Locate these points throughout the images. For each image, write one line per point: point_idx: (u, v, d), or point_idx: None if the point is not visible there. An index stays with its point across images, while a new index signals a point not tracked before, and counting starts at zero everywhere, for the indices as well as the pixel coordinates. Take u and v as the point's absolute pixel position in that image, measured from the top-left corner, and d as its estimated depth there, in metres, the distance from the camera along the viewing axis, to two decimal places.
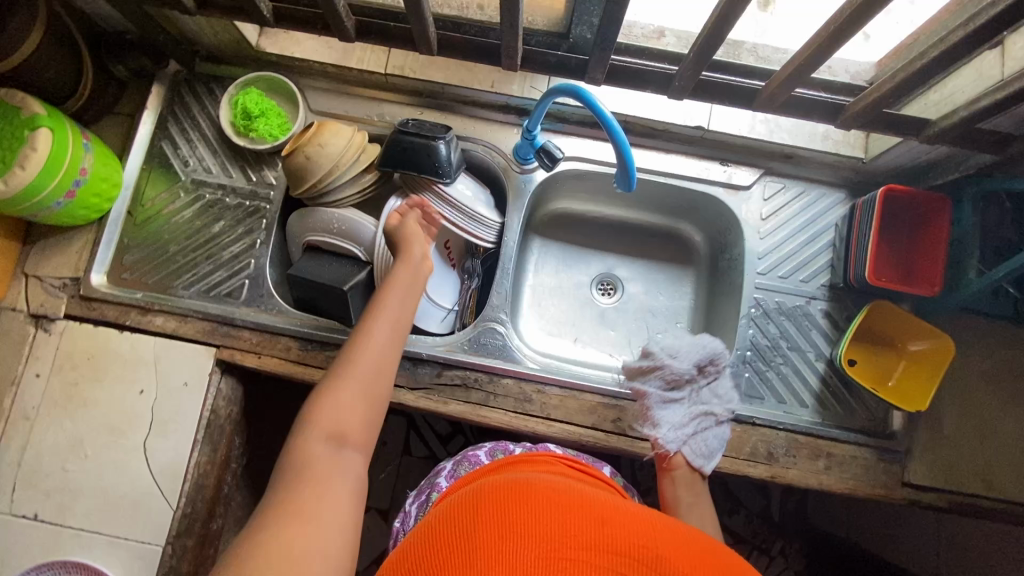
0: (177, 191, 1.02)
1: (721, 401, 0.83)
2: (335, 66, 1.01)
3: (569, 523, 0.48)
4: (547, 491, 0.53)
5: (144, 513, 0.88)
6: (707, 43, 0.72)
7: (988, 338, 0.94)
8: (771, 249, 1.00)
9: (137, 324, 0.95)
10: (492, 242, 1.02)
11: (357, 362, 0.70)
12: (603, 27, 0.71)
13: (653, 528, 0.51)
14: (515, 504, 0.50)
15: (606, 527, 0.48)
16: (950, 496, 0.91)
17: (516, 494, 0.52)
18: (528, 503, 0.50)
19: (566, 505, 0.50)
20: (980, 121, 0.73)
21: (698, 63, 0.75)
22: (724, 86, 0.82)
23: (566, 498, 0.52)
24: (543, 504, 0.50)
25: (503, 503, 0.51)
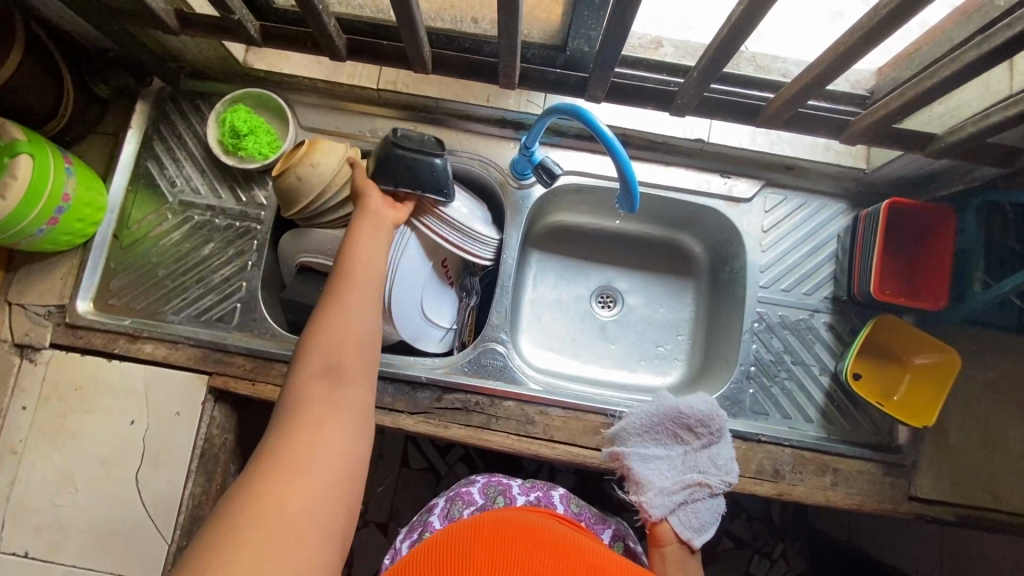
0: (164, 213, 0.99)
1: (718, 471, 0.82)
2: (325, 83, 0.99)
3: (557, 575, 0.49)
4: (539, 539, 0.54)
5: (139, 546, 0.87)
6: (708, 63, 0.70)
7: (991, 349, 0.93)
8: (773, 261, 0.99)
9: (126, 352, 0.92)
10: (490, 259, 0.99)
11: (329, 316, 0.67)
12: (607, 47, 0.68)
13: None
14: (506, 547, 0.52)
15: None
16: (956, 509, 0.91)
17: (508, 537, 0.53)
18: (519, 548, 0.52)
19: (556, 557, 0.52)
20: (988, 135, 0.72)
21: (701, 81, 0.73)
22: (727, 101, 0.80)
23: (558, 548, 0.53)
24: (533, 552, 0.51)
25: (494, 544, 0.52)
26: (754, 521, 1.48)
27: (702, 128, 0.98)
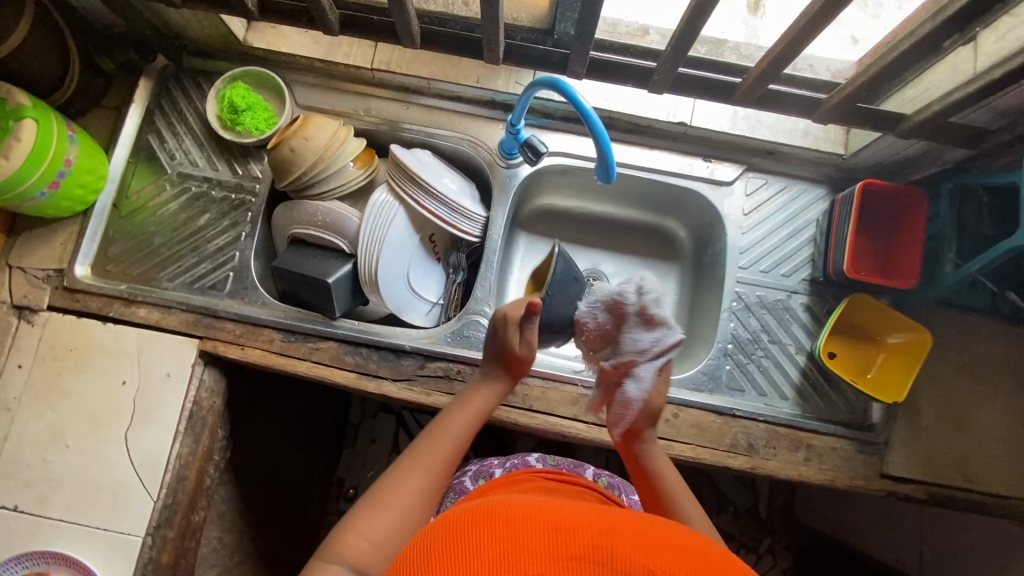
0: (163, 183, 1.02)
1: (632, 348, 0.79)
2: (322, 62, 1.02)
3: (526, 545, 0.45)
4: (501, 512, 0.49)
5: (125, 502, 0.90)
6: (679, 42, 0.73)
7: (967, 331, 0.95)
8: (752, 244, 1.01)
9: (120, 315, 0.95)
10: (476, 235, 1.02)
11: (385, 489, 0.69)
12: (582, 20, 0.71)
13: (613, 523, 0.48)
14: (468, 536, 0.46)
15: (563, 539, 0.45)
16: (928, 487, 0.92)
17: (471, 523, 0.48)
18: (482, 532, 0.46)
19: (518, 523, 0.47)
20: (951, 115, 0.74)
21: (675, 57, 0.76)
22: (702, 80, 0.82)
23: (521, 515, 0.48)
24: (497, 530, 0.46)
25: (456, 539, 0.46)
26: (741, 513, 1.50)
27: (685, 111, 1.00)
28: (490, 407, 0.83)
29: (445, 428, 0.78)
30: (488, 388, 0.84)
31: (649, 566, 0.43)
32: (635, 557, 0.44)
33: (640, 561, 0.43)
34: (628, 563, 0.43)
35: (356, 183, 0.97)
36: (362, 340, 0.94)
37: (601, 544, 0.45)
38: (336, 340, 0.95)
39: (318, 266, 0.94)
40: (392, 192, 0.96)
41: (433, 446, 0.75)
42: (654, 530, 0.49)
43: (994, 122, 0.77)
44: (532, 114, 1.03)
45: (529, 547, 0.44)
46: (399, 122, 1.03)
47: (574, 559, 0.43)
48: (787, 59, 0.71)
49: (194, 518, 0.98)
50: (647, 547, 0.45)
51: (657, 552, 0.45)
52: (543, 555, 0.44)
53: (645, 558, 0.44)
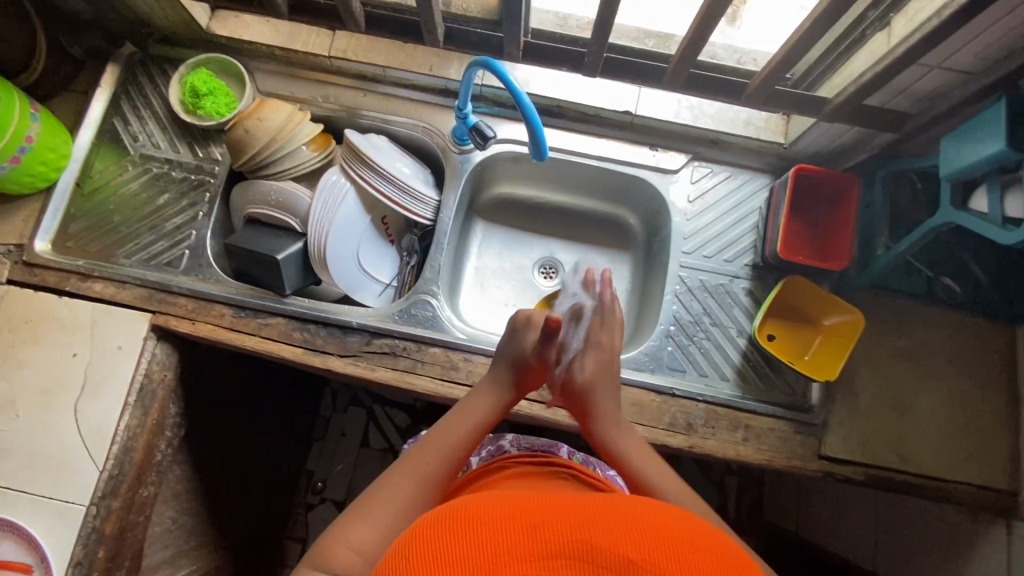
0: (125, 164, 1.06)
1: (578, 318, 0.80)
2: (281, 49, 1.05)
3: (496, 549, 0.37)
4: (474, 513, 0.41)
5: (71, 471, 0.91)
6: (600, 24, 0.80)
7: (904, 315, 0.97)
8: (696, 230, 1.04)
9: (76, 289, 0.98)
10: (428, 218, 1.05)
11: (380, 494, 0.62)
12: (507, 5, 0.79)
13: (598, 510, 0.40)
14: (435, 542, 0.38)
15: (537, 536, 0.37)
16: (867, 470, 0.92)
17: (439, 531, 0.40)
18: (450, 538, 0.38)
19: (489, 522, 0.39)
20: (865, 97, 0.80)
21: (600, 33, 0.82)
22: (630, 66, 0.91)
23: (494, 513, 0.40)
24: (467, 531, 0.39)
25: (422, 549, 0.38)
26: None
27: (630, 101, 1.03)
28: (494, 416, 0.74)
29: (441, 437, 0.69)
30: (492, 396, 0.76)
31: (635, 557, 0.36)
32: (618, 547, 0.36)
33: (625, 552, 0.36)
34: (610, 556, 0.35)
35: (310, 165, 1.00)
36: (310, 316, 0.96)
37: (578, 536, 0.37)
38: (285, 316, 0.97)
39: (269, 243, 0.97)
40: (343, 173, 1.00)
41: (429, 454, 0.67)
42: (643, 512, 0.41)
43: (915, 105, 0.81)
44: (484, 102, 1.06)
45: (498, 549, 0.37)
46: (357, 108, 1.06)
47: (551, 558, 0.36)
48: (700, 42, 0.80)
49: (142, 492, 0.98)
50: (633, 534, 0.37)
51: (645, 537, 0.37)
52: (516, 555, 0.36)
53: (628, 547, 0.36)
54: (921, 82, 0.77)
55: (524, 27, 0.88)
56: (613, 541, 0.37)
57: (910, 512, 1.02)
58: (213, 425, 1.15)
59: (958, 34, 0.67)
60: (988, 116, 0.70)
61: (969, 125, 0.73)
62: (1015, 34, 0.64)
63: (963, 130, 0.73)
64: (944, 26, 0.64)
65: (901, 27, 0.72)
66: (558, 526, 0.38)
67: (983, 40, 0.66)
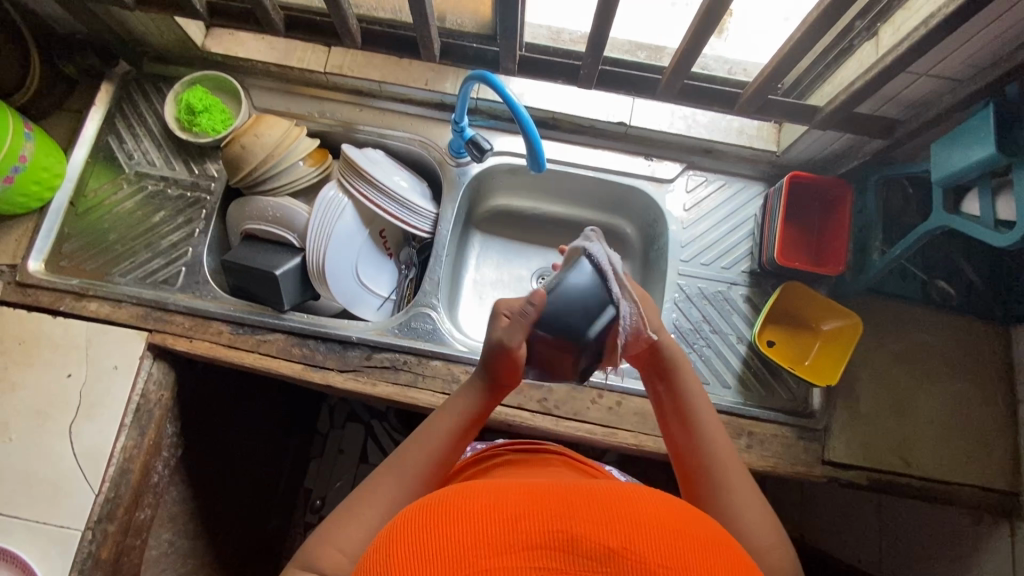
0: (120, 183, 1.05)
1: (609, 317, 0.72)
2: (277, 66, 1.06)
3: (476, 540, 0.35)
4: (453, 499, 0.39)
5: (66, 494, 0.89)
6: (594, 40, 0.82)
7: (900, 318, 0.98)
8: (693, 238, 1.04)
9: (70, 309, 0.96)
10: (427, 231, 1.05)
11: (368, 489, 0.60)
12: (504, 21, 0.80)
13: (580, 495, 0.39)
14: (414, 533, 0.37)
15: (517, 524, 0.36)
16: (870, 474, 0.92)
17: (419, 517, 0.39)
18: (429, 527, 0.37)
19: (468, 508, 0.38)
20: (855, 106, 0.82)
21: (596, 47, 0.83)
22: (626, 76, 0.93)
23: (473, 497, 0.39)
24: (446, 519, 0.37)
25: (401, 541, 0.37)
26: None
27: (624, 111, 1.05)
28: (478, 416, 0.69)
29: (425, 440, 0.65)
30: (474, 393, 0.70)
31: (615, 545, 0.35)
32: (596, 535, 0.35)
33: (605, 541, 0.35)
34: (588, 546, 0.35)
35: (308, 179, 1.01)
36: (309, 331, 0.96)
37: (559, 524, 0.36)
38: (284, 332, 0.96)
39: (268, 259, 0.96)
40: (341, 187, 1.00)
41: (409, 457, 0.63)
42: (624, 495, 0.40)
43: (904, 113, 0.83)
44: (480, 115, 1.07)
45: (478, 540, 0.35)
46: (353, 123, 1.06)
47: (532, 549, 0.35)
48: (693, 55, 0.81)
49: (139, 515, 0.96)
50: (613, 519, 0.37)
51: (625, 523, 0.37)
52: (496, 547, 0.35)
53: (608, 534, 0.36)
54: (909, 91, 0.79)
55: (521, 41, 0.89)
56: (594, 530, 0.36)
57: (914, 515, 1.02)
58: (209, 444, 1.13)
59: (946, 42, 0.69)
60: (977, 121, 0.71)
61: (959, 130, 0.74)
62: (1001, 43, 0.66)
63: (953, 135, 0.75)
64: (932, 35, 0.66)
65: (890, 37, 0.74)
66: (538, 513, 0.37)
67: (970, 48, 0.68)
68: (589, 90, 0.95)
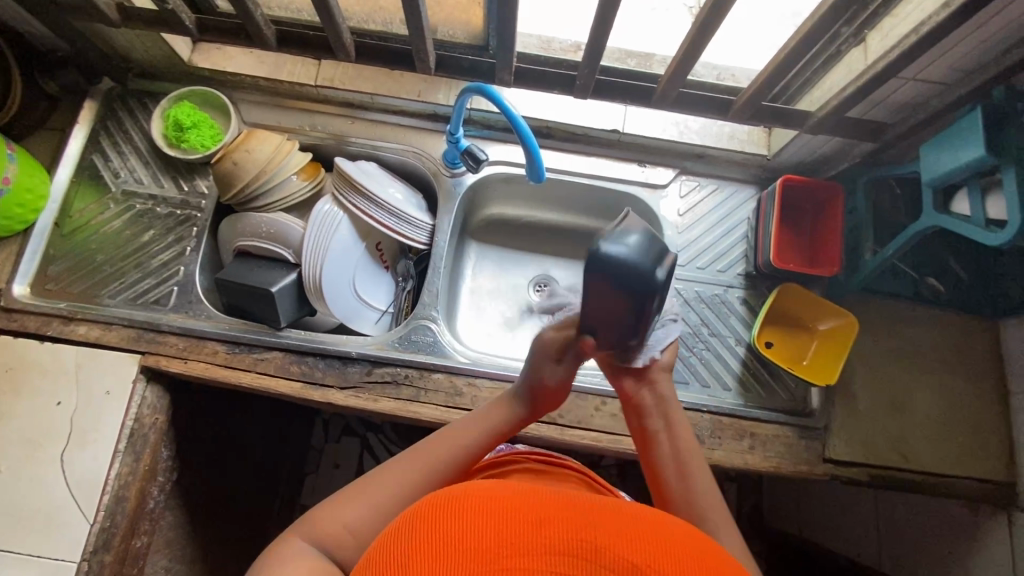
0: (106, 202, 1.02)
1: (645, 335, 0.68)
2: (267, 80, 1.05)
3: (501, 538, 0.35)
4: (474, 494, 0.39)
5: (60, 526, 0.86)
6: (590, 51, 0.83)
7: (894, 316, 0.99)
8: (688, 242, 1.05)
9: (58, 334, 0.93)
10: (424, 242, 1.04)
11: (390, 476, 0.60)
12: (501, 34, 0.81)
13: (604, 509, 0.39)
14: (436, 522, 0.37)
15: (542, 528, 0.36)
16: (870, 470, 0.94)
17: (440, 507, 0.38)
18: (448, 519, 0.37)
19: (493, 507, 0.37)
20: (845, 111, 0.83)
21: (591, 58, 0.84)
22: (620, 85, 0.93)
23: (498, 497, 0.38)
24: (471, 514, 0.37)
25: (422, 527, 0.37)
26: None
27: (617, 119, 1.06)
28: (508, 430, 0.67)
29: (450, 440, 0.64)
30: (508, 408, 0.68)
31: (637, 560, 0.35)
32: (620, 549, 0.35)
33: (628, 556, 0.35)
34: (611, 557, 0.35)
35: (302, 194, 1.00)
36: (306, 348, 0.94)
37: (582, 533, 0.36)
38: (281, 350, 0.95)
39: (263, 276, 0.95)
40: (336, 201, 0.99)
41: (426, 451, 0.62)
42: (644, 515, 0.40)
43: (892, 116, 0.85)
44: (474, 125, 1.07)
45: (501, 538, 0.35)
46: (345, 136, 1.06)
47: (554, 554, 0.34)
48: (688, 65, 0.82)
49: (135, 544, 0.94)
50: (635, 537, 0.37)
51: (648, 543, 0.36)
52: (519, 547, 0.34)
53: (632, 549, 0.35)
54: (897, 94, 0.81)
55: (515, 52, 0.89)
56: (618, 544, 0.35)
57: (912, 509, 1.04)
58: (205, 467, 1.11)
59: (933, 49, 0.70)
60: (964, 124, 0.73)
61: (946, 133, 0.76)
62: (987, 47, 0.68)
63: (940, 138, 0.77)
64: (922, 42, 0.68)
65: (877, 44, 0.76)
66: (563, 520, 0.37)
67: (955, 55, 0.70)
68: (584, 99, 0.96)
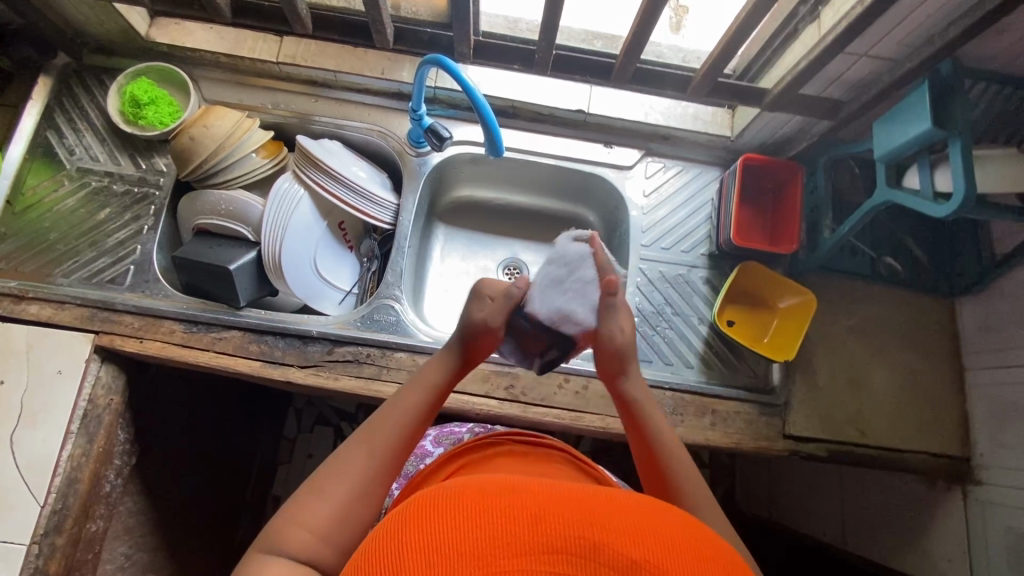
0: (61, 179, 1.00)
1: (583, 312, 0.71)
2: (227, 56, 1.03)
3: (499, 538, 0.34)
4: (470, 494, 0.38)
5: (7, 509, 0.84)
6: (547, 25, 0.82)
7: (852, 295, 1.01)
8: (653, 222, 1.06)
9: (9, 312, 0.91)
10: (388, 222, 1.04)
11: (349, 461, 0.57)
12: (456, 7, 0.81)
13: (601, 503, 0.38)
14: (432, 522, 0.36)
15: (540, 524, 0.35)
16: (829, 446, 0.95)
17: (434, 504, 0.37)
18: (446, 518, 0.36)
19: (490, 508, 0.36)
20: (800, 87, 0.85)
21: (549, 35, 0.85)
22: (581, 61, 0.94)
23: (494, 495, 0.37)
24: (468, 512, 0.36)
25: (417, 529, 0.36)
26: None
27: (583, 98, 1.05)
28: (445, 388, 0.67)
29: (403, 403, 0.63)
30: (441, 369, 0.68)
31: (638, 557, 0.34)
32: (620, 546, 0.34)
33: (627, 552, 0.34)
34: (612, 555, 0.34)
35: (262, 172, 0.99)
36: (266, 328, 0.93)
37: (580, 531, 0.35)
38: (240, 329, 0.93)
39: (221, 253, 0.93)
40: (297, 178, 0.97)
41: (370, 436, 0.59)
42: (644, 510, 0.39)
43: (847, 93, 0.87)
44: (439, 104, 1.07)
45: (501, 538, 0.34)
46: (309, 114, 1.05)
47: (553, 552, 0.33)
48: (642, 41, 0.83)
49: (90, 527, 0.91)
50: (636, 531, 0.36)
51: (649, 538, 0.36)
52: (518, 546, 0.33)
53: (631, 546, 0.34)
54: (852, 70, 0.82)
55: (474, 27, 0.90)
56: (616, 539, 0.35)
57: (874, 486, 1.05)
58: (165, 451, 1.08)
59: (888, 16, 0.71)
60: (914, 98, 0.74)
61: (898, 108, 0.77)
62: (932, 21, 0.69)
63: (893, 114, 0.78)
64: (870, 12, 0.69)
65: (829, 18, 0.77)
66: (561, 516, 0.36)
67: (903, 30, 0.72)
68: (545, 76, 0.96)
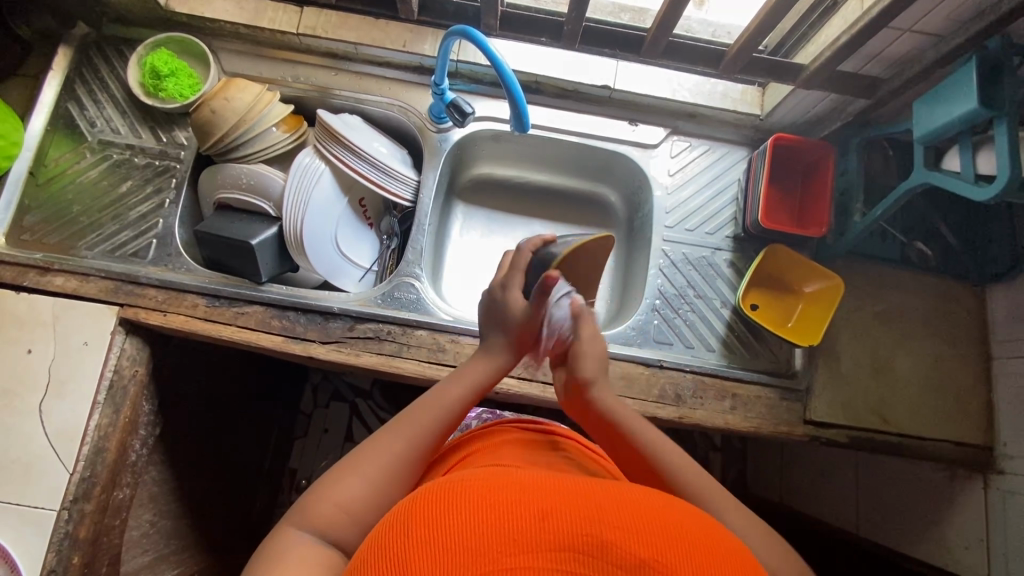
0: (83, 151, 1.00)
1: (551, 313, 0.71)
2: (247, 28, 1.01)
3: (505, 535, 0.35)
4: (476, 489, 0.39)
5: (38, 475, 0.86)
6: None
7: (879, 280, 0.99)
8: (677, 203, 1.04)
9: (35, 284, 0.91)
10: (408, 200, 1.02)
11: (389, 440, 0.58)
12: None
13: (606, 498, 0.39)
14: (438, 517, 0.36)
15: (546, 522, 0.35)
16: (850, 432, 0.94)
17: (440, 500, 0.38)
18: (453, 511, 0.37)
19: (496, 503, 0.37)
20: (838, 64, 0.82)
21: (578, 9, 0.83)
22: (611, 35, 0.92)
23: (500, 491, 0.38)
24: (474, 508, 0.37)
25: (424, 521, 0.36)
26: None
27: (609, 73, 1.02)
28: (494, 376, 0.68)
29: (443, 396, 0.64)
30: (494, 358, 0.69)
31: (646, 556, 0.34)
32: (627, 545, 0.35)
33: (635, 551, 0.35)
34: (616, 554, 0.34)
35: (283, 146, 0.98)
36: (288, 303, 0.93)
37: (587, 528, 0.35)
38: (262, 304, 0.93)
39: (242, 229, 0.93)
40: (318, 154, 0.97)
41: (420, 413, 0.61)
42: (652, 506, 0.39)
43: (887, 71, 0.84)
44: (461, 79, 1.05)
45: (507, 535, 0.35)
46: (329, 88, 1.03)
47: (559, 550, 0.34)
48: (676, 14, 0.80)
49: (116, 495, 0.93)
50: (643, 530, 0.36)
51: (657, 536, 0.36)
52: (524, 543, 0.34)
53: (638, 544, 0.35)
54: (893, 46, 0.79)
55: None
56: (623, 538, 0.35)
57: (892, 473, 1.04)
58: (187, 421, 1.10)
59: None
60: (959, 75, 0.71)
61: (941, 87, 0.74)
62: None
63: (935, 93, 0.75)
64: None
65: None
66: (567, 513, 0.36)
67: (950, 4, 0.69)
68: (571, 50, 0.94)
